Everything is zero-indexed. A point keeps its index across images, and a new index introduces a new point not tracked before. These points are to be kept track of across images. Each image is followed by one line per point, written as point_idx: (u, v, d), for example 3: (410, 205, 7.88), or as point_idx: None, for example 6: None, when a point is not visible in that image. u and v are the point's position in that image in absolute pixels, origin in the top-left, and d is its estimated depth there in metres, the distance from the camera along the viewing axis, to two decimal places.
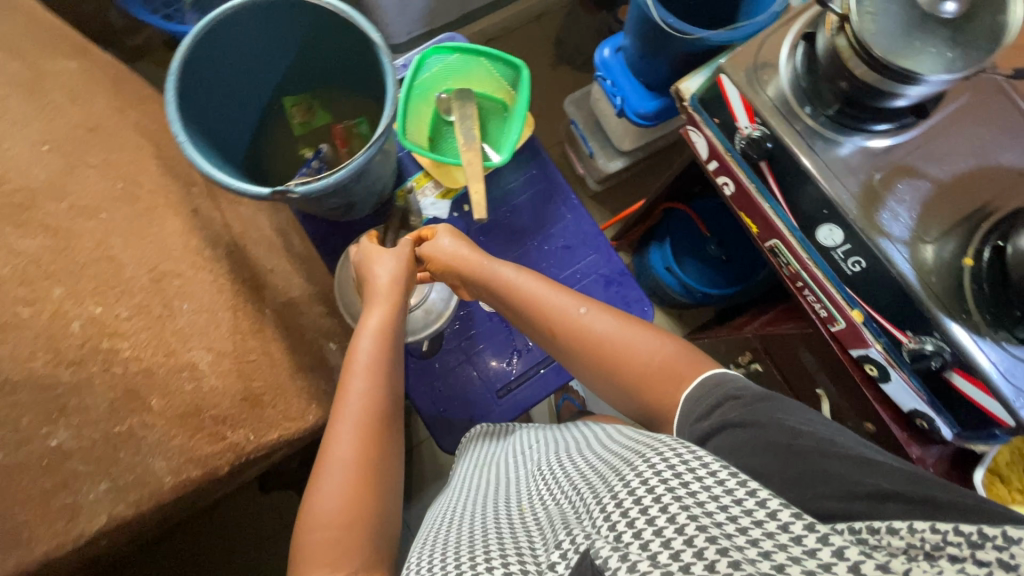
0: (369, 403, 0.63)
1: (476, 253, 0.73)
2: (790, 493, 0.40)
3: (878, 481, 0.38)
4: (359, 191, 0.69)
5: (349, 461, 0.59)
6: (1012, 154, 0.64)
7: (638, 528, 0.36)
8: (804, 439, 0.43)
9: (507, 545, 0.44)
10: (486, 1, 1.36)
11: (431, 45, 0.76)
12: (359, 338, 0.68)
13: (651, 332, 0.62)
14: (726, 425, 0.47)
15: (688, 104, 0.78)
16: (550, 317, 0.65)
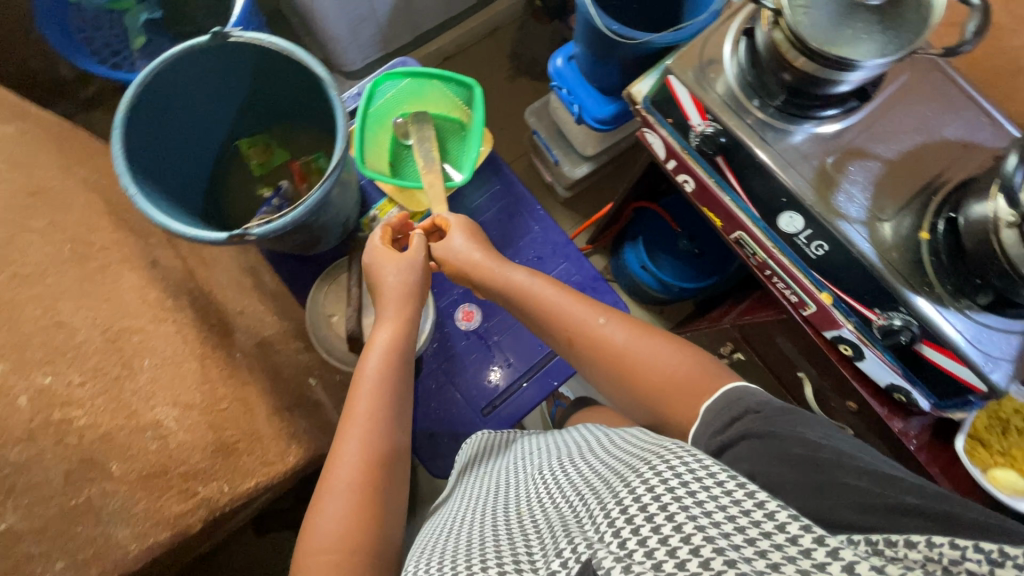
0: (374, 421, 0.63)
1: (489, 258, 0.72)
2: (810, 504, 0.42)
3: (907, 496, 0.40)
4: (321, 224, 0.69)
5: (350, 482, 0.59)
6: (954, 127, 0.66)
7: (644, 537, 0.36)
8: (826, 452, 0.44)
9: (514, 550, 0.44)
10: (438, 21, 1.37)
11: (382, 71, 0.76)
12: (367, 354, 0.68)
13: (673, 346, 0.61)
14: (747, 434, 0.48)
15: (641, 107, 0.79)
16: (570, 327, 0.65)
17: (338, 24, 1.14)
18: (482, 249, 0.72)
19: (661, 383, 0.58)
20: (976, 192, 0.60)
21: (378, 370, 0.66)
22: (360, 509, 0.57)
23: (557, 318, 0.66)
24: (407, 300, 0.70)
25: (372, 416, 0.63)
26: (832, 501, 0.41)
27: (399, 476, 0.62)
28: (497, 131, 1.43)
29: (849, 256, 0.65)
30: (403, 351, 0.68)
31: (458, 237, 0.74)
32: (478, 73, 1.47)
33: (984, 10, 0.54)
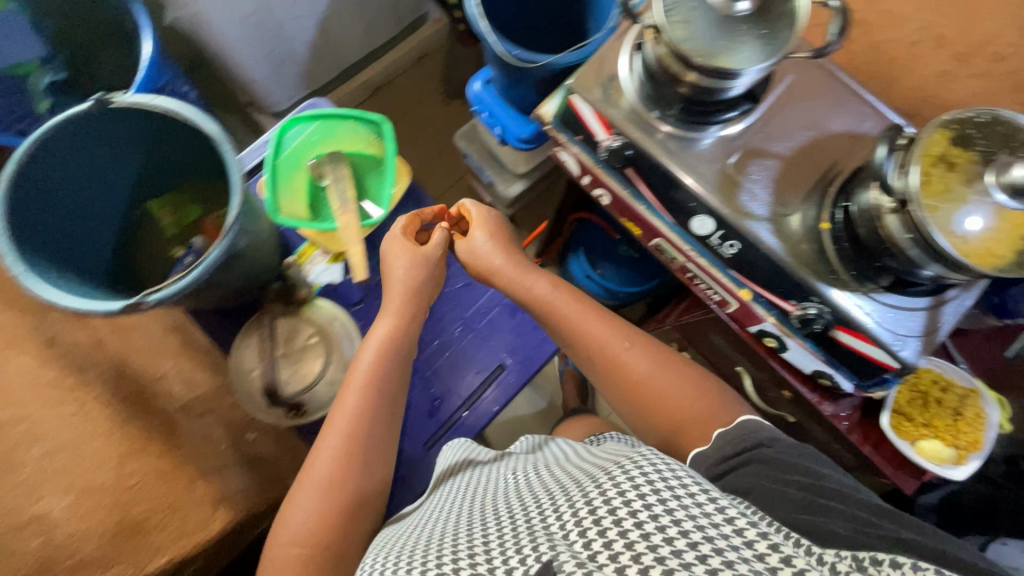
0: (357, 424, 0.65)
1: (514, 266, 0.76)
2: (802, 518, 0.49)
3: (903, 529, 0.47)
4: (235, 281, 0.67)
5: (325, 482, 0.63)
6: (840, 120, 0.69)
7: (610, 540, 0.40)
8: (826, 483, 0.52)
9: (486, 536, 0.47)
10: (364, 54, 1.37)
11: (289, 117, 0.77)
12: (363, 350, 0.69)
13: (684, 376, 0.68)
14: (753, 457, 0.56)
15: (552, 126, 0.80)
16: (592, 347, 0.70)
17: (259, 69, 1.14)
18: (505, 256, 0.76)
19: (676, 410, 0.65)
20: (863, 181, 0.63)
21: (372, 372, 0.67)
22: (329, 508, 0.62)
23: (575, 336, 0.72)
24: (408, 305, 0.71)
25: (355, 421, 0.65)
26: (822, 519, 0.48)
27: (374, 480, 0.66)
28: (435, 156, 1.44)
29: (756, 252, 0.68)
30: (397, 355, 0.69)
31: (482, 237, 0.77)
32: (410, 101, 1.48)
33: (842, 12, 0.57)
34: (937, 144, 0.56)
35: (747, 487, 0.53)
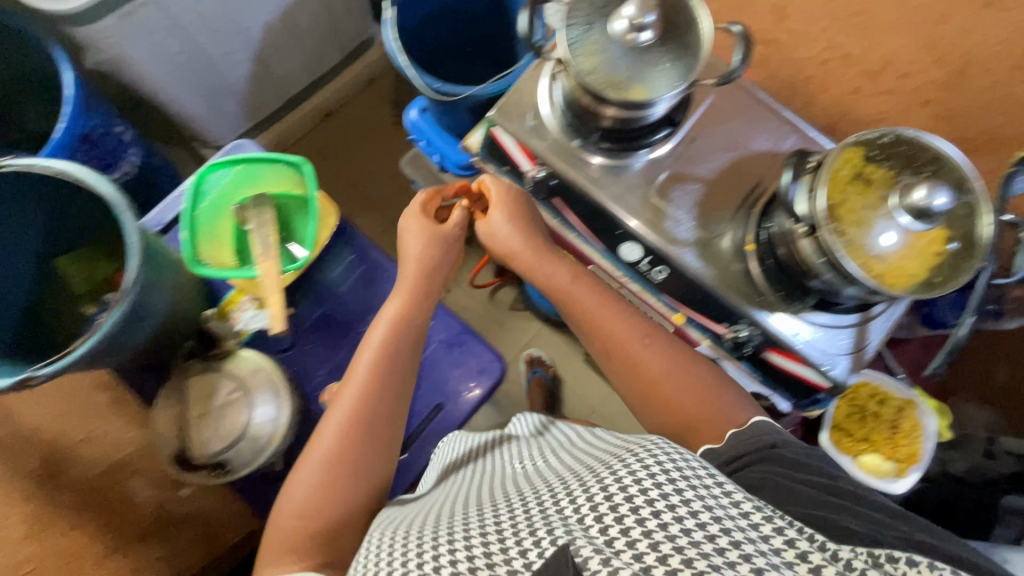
0: (365, 400, 0.61)
1: (527, 248, 0.68)
2: (816, 514, 0.45)
3: (918, 531, 0.43)
4: (153, 335, 0.66)
5: (327, 458, 0.58)
6: (761, 140, 0.69)
7: (628, 529, 0.38)
8: (843, 483, 0.48)
9: (495, 521, 0.45)
10: (308, 82, 1.34)
11: (207, 163, 0.74)
12: (373, 325, 0.66)
13: (705, 374, 0.62)
14: (762, 454, 0.52)
15: (480, 157, 0.78)
16: (609, 340, 0.65)
17: (194, 104, 1.12)
18: (523, 236, 0.68)
19: (688, 413, 0.59)
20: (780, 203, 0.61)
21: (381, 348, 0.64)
22: (329, 486, 0.57)
23: (588, 317, 0.66)
24: (420, 279, 0.68)
25: (361, 397, 0.61)
26: (838, 516, 0.44)
27: (382, 464, 0.60)
28: (388, 180, 1.43)
29: (684, 277, 0.67)
30: (408, 332, 0.66)
31: (498, 214, 0.69)
32: (360, 126, 1.46)
33: (744, 38, 0.57)
34: (843, 166, 0.56)
35: (758, 483, 0.49)
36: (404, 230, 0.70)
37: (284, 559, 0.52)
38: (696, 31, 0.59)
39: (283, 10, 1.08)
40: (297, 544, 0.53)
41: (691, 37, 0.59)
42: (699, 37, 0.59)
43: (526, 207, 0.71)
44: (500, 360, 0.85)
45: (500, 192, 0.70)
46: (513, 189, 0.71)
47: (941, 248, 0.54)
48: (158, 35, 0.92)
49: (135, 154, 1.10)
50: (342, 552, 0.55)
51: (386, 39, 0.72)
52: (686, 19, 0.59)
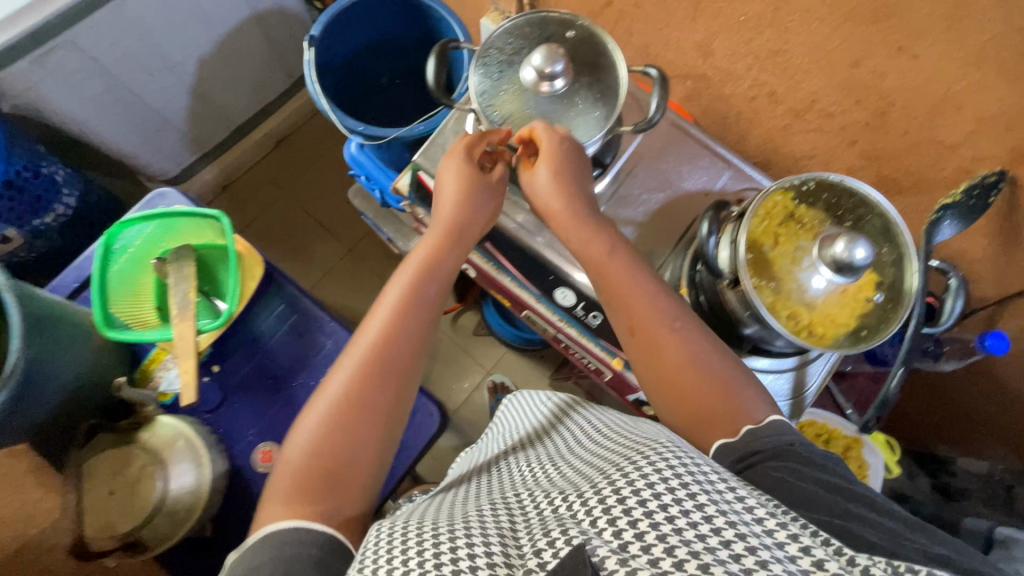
0: (383, 348, 0.50)
1: (566, 211, 0.56)
2: (837, 523, 0.35)
3: (936, 545, 0.34)
4: (53, 410, 0.61)
5: (329, 415, 0.47)
6: (693, 178, 0.66)
7: (642, 533, 0.30)
8: (859, 487, 0.39)
9: (490, 518, 0.37)
10: (255, 110, 1.30)
11: (116, 220, 0.70)
12: (394, 274, 0.55)
13: (724, 367, 0.49)
14: (780, 455, 0.41)
15: (409, 200, 0.74)
16: (638, 314, 0.53)
17: (129, 139, 1.08)
18: (563, 198, 0.56)
19: (699, 405, 0.48)
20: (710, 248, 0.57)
21: (404, 299, 0.53)
22: (326, 442, 0.46)
23: (603, 275, 0.55)
24: (448, 235, 0.57)
25: (376, 349, 0.50)
26: (856, 527, 0.35)
27: (390, 435, 0.49)
28: (344, 207, 1.39)
29: None
30: (437, 283, 0.55)
31: (545, 169, 0.54)
32: (315, 152, 1.42)
33: (661, 81, 0.55)
34: (761, 222, 0.54)
35: (770, 485, 0.39)
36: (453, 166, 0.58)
37: (289, 503, 0.43)
38: (611, 73, 0.56)
39: (216, 41, 1.05)
40: (307, 488, 0.44)
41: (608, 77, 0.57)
42: (617, 79, 0.56)
43: (575, 165, 0.55)
44: (437, 405, 0.83)
45: (551, 144, 0.54)
46: (569, 140, 0.55)
47: (869, 295, 0.52)
48: (75, 75, 0.89)
49: (70, 196, 1.00)
50: (339, 504, 0.44)
51: (306, 81, 0.70)
52: (600, 58, 0.57)
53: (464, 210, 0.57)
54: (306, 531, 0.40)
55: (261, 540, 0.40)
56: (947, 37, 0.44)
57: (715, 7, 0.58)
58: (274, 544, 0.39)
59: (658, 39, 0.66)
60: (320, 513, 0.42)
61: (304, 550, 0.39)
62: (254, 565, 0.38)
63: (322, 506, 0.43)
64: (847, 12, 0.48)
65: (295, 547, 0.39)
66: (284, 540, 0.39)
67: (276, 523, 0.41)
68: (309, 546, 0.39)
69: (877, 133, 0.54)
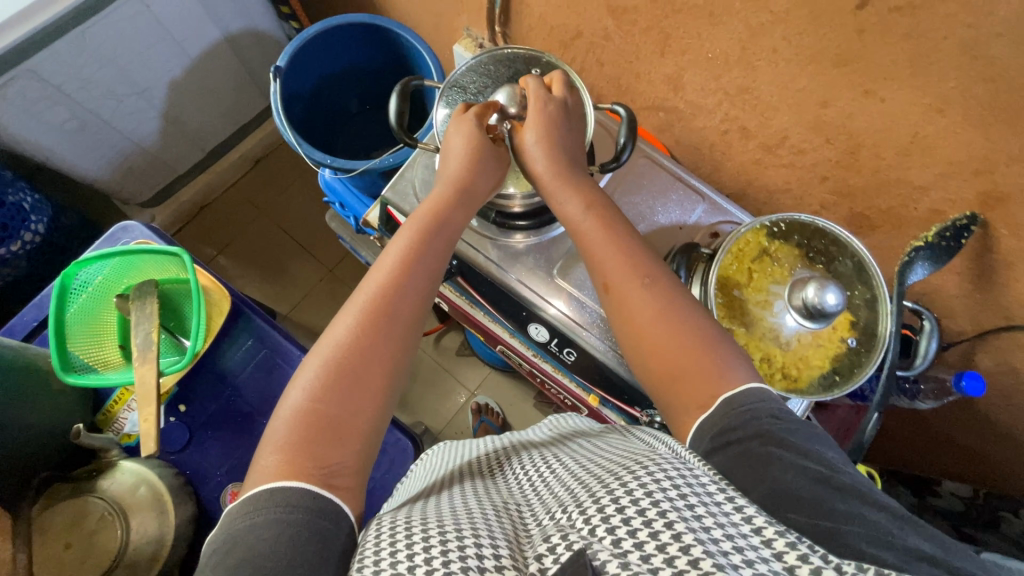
0: (381, 306, 0.45)
1: (552, 171, 0.53)
2: (822, 527, 0.32)
3: (922, 542, 0.31)
4: (16, 456, 0.59)
5: (323, 376, 0.42)
6: (666, 210, 0.65)
7: (642, 541, 0.28)
8: (845, 476, 0.35)
9: (487, 523, 0.35)
10: (231, 131, 1.28)
11: (76, 258, 0.67)
12: (397, 233, 0.50)
13: (696, 329, 0.46)
14: (761, 437, 0.38)
15: (380, 233, 0.73)
16: (610, 270, 0.50)
17: (97, 164, 1.05)
18: (550, 159, 0.53)
19: (673, 366, 0.45)
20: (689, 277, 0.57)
21: (405, 259, 0.48)
22: (324, 397, 0.41)
23: (586, 249, 0.52)
24: (457, 196, 0.53)
25: (377, 304, 0.45)
26: (843, 528, 0.31)
27: (383, 414, 0.44)
28: (325, 227, 1.36)
29: (593, 360, 0.62)
30: (442, 245, 0.51)
31: (533, 133, 0.54)
32: (295, 171, 1.40)
33: (627, 119, 0.54)
34: (732, 263, 0.54)
35: (754, 476, 0.36)
36: (459, 124, 0.55)
37: (287, 454, 0.38)
38: (573, 96, 0.58)
39: (187, 65, 1.04)
40: (309, 435, 0.40)
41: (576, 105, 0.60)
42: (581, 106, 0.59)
43: (561, 124, 0.55)
44: (409, 441, 0.81)
45: (535, 106, 0.54)
46: (553, 105, 0.55)
47: (843, 336, 0.52)
48: (37, 105, 0.87)
49: (39, 223, 0.97)
50: (340, 458, 0.40)
51: (272, 113, 0.68)
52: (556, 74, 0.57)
53: (474, 171, 0.54)
54: (313, 497, 0.36)
55: (263, 496, 0.36)
56: (914, 83, 0.43)
57: (683, 42, 0.57)
58: (278, 507, 0.35)
59: (628, 71, 0.66)
60: (321, 474, 0.38)
61: (310, 519, 0.35)
62: (255, 523, 0.34)
63: (324, 461, 0.39)
64: (813, 54, 0.48)
65: (301, 513, 0.35)
66: (289, 502, 0.35)
67: (275, 480, 0.37)
68: (313, 513, 0.35)
69: (848, 171, 0.53)
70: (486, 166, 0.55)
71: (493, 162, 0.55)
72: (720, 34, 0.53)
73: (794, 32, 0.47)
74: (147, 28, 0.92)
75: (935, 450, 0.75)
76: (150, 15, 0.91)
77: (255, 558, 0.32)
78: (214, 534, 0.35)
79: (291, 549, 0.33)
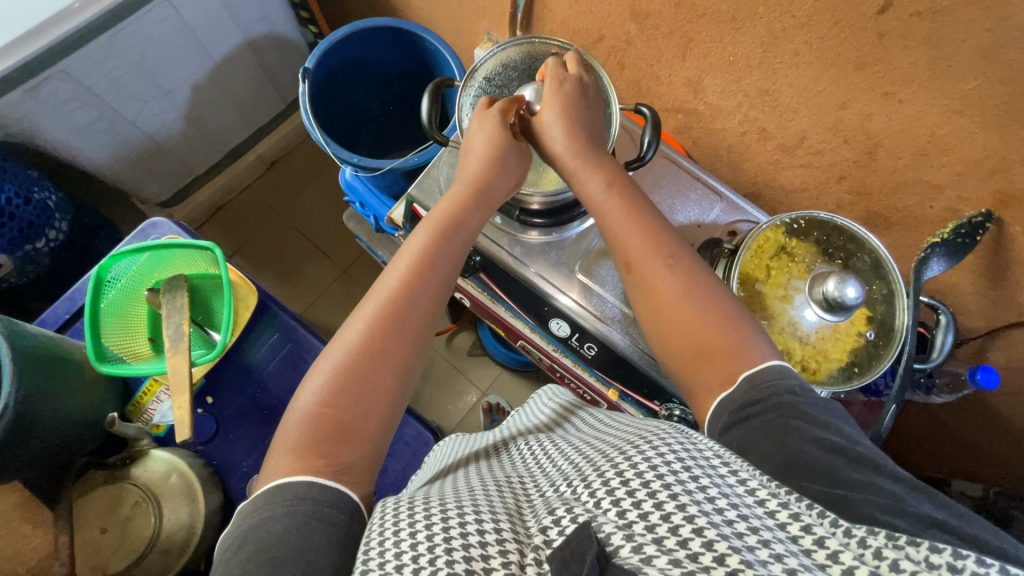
0: (400, 299, 0.47)
1: (572, 152, 0.55)
2: (836, 493, 0.33)
3: (935, 510, 0.32)
4: (51, 447, 0.60)
5: (341, 369, 0.44)
6: (686, 210, 0.67)
7: (646, 512, 0.30)
8: (862, 448, 0.36)
9: (492, 500, 0.36)
10: (249, 133, 1.30)
11: (110, 252, 0.69)
12: (415, 229, 0.52)
13: (717, 310, 0.47)
14: (780, 409, 0.39)
15: (404, 230, 0.75)
16: (633, 249, 0.51)
17: (121, 164, 1.08)
18: (569, 141, 0.55)
19: (702, 343, 0.46)
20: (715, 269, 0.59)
21: (423, 253, 0.50)
22: (335, 401, 0.42)
23: (605, 219, 0.53)
24: (474, 194, 0.55)
25: (394, 301, 0.47)
26: (857, 497, 0.33)
27: (399, 403, 0.46)
28: (340, 228, 1.38)
29: (613, 355, 0.63)
30: (460, 240, 0.53)
31: (553, 113, 0.56)
32: (311, 172, 1.42)
33: (652, 119, 0.56)
34: (752, 259, 0.55)
35: (769, 447, 0.37)
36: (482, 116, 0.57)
37: (299, 455, 0.40)
38: (589, 73, 0.59)
39: (210, 68, 1.06)
40: (324, 435, 0.41)
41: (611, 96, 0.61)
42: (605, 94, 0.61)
43: (580, 105, 0.57)
44: (431, 434, 0.82)
45: (553, 85, 0.56)
46: (570, 84, 0.56)
47: (860, 331, 0.53)
48: (67, 105, 0.89)
49: (62, 220, 0.99)
50: (350, 456, 0.41)
51: (302, 112, 0.71)
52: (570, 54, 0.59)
53: (491, 168, 0.55)
54: (319, 487, 0.38)
55: (270, 493, 0.37)
56: (932, 85, 0.45)
57: (705, 46, 0.59)
58: (285, 501, 0.37)
59: (648, 74, 0.68)
60: (330, 470, 0.39)
61: (317, 508, 0.36)
62: (264, 518, 0.36)
63: (334, 458, 0.40)
64: (834, 57, 0.49)
65: (306, 504, 0.36)
66: (293, 496, 0.37)
67: (282, 475, 0.39)
68: (320, 502, 0.37)
69: (866, 171, 0.55)
70: (511, 153, 0.56)
71: (516, 155, 0.57)
72: (742, 38, 0.55)
73: (815, 37, 0.50)
74: (174, 31, 0.94)
75: (943, 446, 0.76)
76: (178, 18, 0.93)
77: (267, 549, 0.34)
78: (228, 530, 0.37)
79: (298, 536, 0.34)
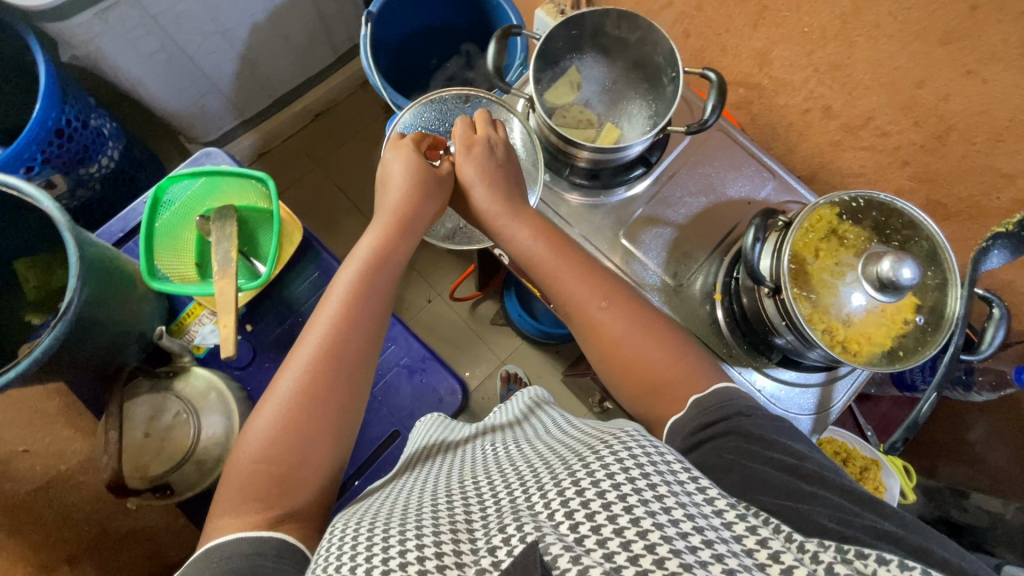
0: (336, 343, 0.49)
1: (498, 205, 0.58)
2: (789, 505, 0.36)
3: (884, 521, 0.34)
4: (92, 356, 0.62)
5: (283, 415, 0.46)
6: (737, 185, 0.66)
7: (600, 525, 0.30)
8: (810, 465, 0.39)
9: (439, 510, 0.36)
10: (297, 82, 1.32)
11: (168, 174, 0.71)
12: (345, 263, 0.54)
13: (666, 346, 0.52)
14: (731, 432, 0.43)
15: None
16: (574, 300, 0.54)
17: (174, 101, 1.10)
18: (490, 195, 0.58)
19: (655, 379, 0.50)
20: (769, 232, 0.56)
21: (356, 285, 0.52)
22: (267, 457, 0.45)
23: (538, 271, 0.56)
24: (399, 225, 0.57)
25: (327, 341, 0.49)
26: (807, 507, 0.35)
27: (347, 426, 0.49)
28: None
29: None
30: (387, 275, 0.55)
31: (470, 168, 0.58)
32: (353, 128, 1.43)
33: (717, 85, 0.56)
34: (806, 234, 0.54)
35: (723, 466, 0.40)
36: (399, 154, 0.59)
37: (240, 512, 0.42)
38: (498, 131, 0.61)
39: (268, 12, 1.07)
40: (258, 492, 0.43)
41: (661, 67, 0.62)
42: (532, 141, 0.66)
43: (498, 163, 0.59)
44: (460, 384, 0.82)
45: (462, 143, 0.59)
46: (478, 150, 0.59)
47: (908, 317, 0.53)
48: (132, 32, 0.91)
49: (115, 149, 1.02)
50: (297, 504, 0.44)
51: (362, 53, 0.72)
52: (478, 115, 0.62)
53: (415, 199, 0.57)
54: (250, 541, 0.39)
55: (201, 558, 0.39)
56: (1020, 63, 0.44)
57: (780, 15, 0.58)
58: (214, 562, 0.38)
59: (714, 43, 0.67)
60: (268, 519, 0.42)
61: (246, 562, 0.38)
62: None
63: (274, 509, 0.43)
64: (919, 30, 0.48)
65: (235, 558, 0.38)
66: (223, 555, 0.39)
67: (219, 536, 0.41)
68: (251, 556, 0.39)
69: (932, 156, 0.54)
70: (431, 183, 0.58)
71: (434, 198, 0.59)
72: (822, 8, 0.54)
73: (901, 7, 0.49)
74: None
75: (974, 451, 0.73)
76: None
77: None
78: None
79: None
